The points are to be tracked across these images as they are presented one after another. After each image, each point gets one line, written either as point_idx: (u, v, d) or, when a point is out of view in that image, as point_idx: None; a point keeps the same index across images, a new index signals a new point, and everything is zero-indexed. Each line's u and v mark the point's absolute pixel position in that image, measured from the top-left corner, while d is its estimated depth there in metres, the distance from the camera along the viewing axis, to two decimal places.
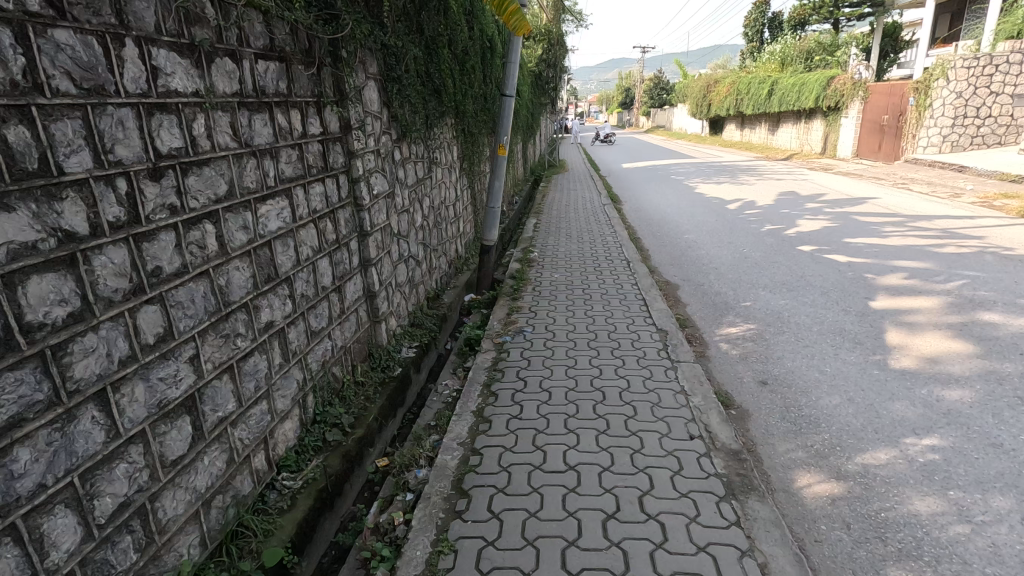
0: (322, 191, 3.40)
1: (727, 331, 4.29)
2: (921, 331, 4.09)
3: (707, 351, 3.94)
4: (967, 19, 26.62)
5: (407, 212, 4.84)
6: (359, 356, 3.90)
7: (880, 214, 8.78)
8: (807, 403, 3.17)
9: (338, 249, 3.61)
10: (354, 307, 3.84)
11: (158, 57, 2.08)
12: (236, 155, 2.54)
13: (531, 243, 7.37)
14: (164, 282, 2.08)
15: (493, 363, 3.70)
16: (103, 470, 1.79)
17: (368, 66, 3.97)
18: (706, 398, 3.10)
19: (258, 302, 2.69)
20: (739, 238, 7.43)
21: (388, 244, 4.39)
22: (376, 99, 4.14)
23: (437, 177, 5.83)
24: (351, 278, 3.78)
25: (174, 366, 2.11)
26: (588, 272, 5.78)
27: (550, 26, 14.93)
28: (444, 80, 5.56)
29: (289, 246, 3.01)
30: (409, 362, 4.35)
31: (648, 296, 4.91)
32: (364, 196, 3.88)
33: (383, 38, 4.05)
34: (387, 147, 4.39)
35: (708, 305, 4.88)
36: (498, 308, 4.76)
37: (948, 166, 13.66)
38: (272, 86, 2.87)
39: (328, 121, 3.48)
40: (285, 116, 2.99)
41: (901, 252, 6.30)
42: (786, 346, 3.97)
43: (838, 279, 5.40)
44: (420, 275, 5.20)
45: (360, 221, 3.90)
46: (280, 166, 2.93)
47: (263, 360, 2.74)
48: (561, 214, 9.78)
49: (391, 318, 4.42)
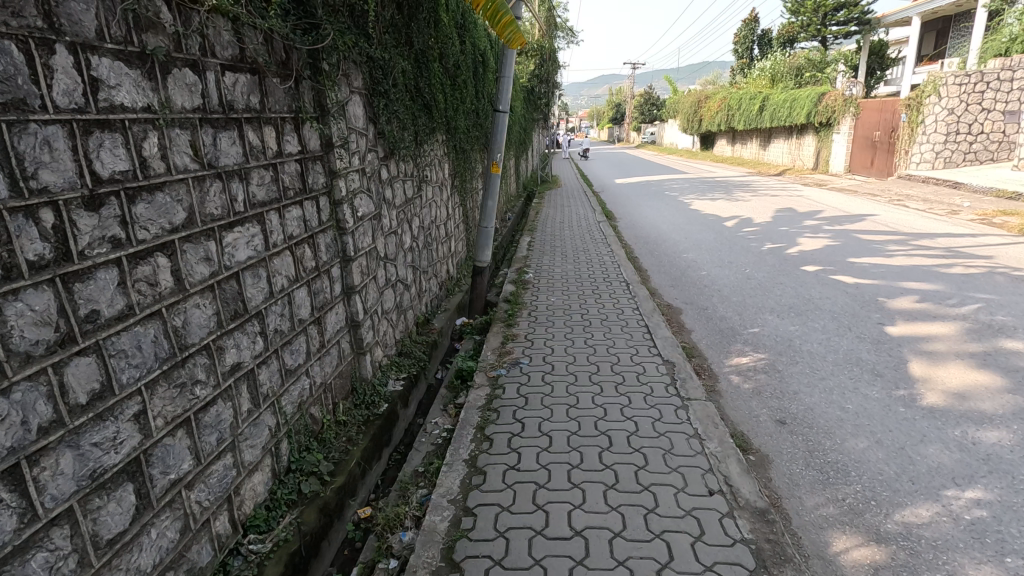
0: (299, 215, 3.11)
1: (737, 362, 4.02)
2: (943, 361, 3.84)
3: (718, 385, 3.67)
4: (953, 37, 27.00)
5: (395, 234, 4.56)
6: (341, 393, 3.58)
7: (881, 232, 8.61)
8: (832, 447, 2.89)
9: (318, 277, 3.31)
10: (335, 340, 3.53)
11: (100, 67, 1.79)
12: (197, 178, 2.25)
13: (525, 263, 7.09)
14: (102, 329, 1.77)
15: (487, 401, 3.39)
16: (12, 565, 1.47)
17: (352, 80, 3.71)
18: (722, 443, 2.81)
19: (223, 343, 2.38)
20: (739, 257, 7.20)
21: (374, 269, 4.10)
22: (361, 115, 3.88)
23: (427, 196, 5.57)
24: (332, 308, 3.47)
25: (113, 428, 1.79)
26: (585, 295, 5.51)
27: (543, 41, 14.85)
28: (434, 95, 5.32)
29: (260, 277, 2.70)
30: (396, 396, 4.03)
31: (651, 322, 4.64)
32: (347, 218, 3.60)
33: (369, 50, 3.79)
34: (373, 166, 4.11)
35: (714, 332, 4.62)
36: (492, 336, 4.46)
37: (942, 182, 13.62)
38: (242, 101, 2.59)
39: (307, 139, 3.20)
40: (257, 133, 2.71)
41: (908, 273, 6.08)
42: (802, 378, 3.70)
43: (848, 302, 5.16)
44: (409, 301, 4.90)
45: (342, 246, 3.62)
46: (251, 188, 2.64)
47: (229, 408, 2.42)
48: (555, 232, 9.53)
49: (377, 349, 4.11)
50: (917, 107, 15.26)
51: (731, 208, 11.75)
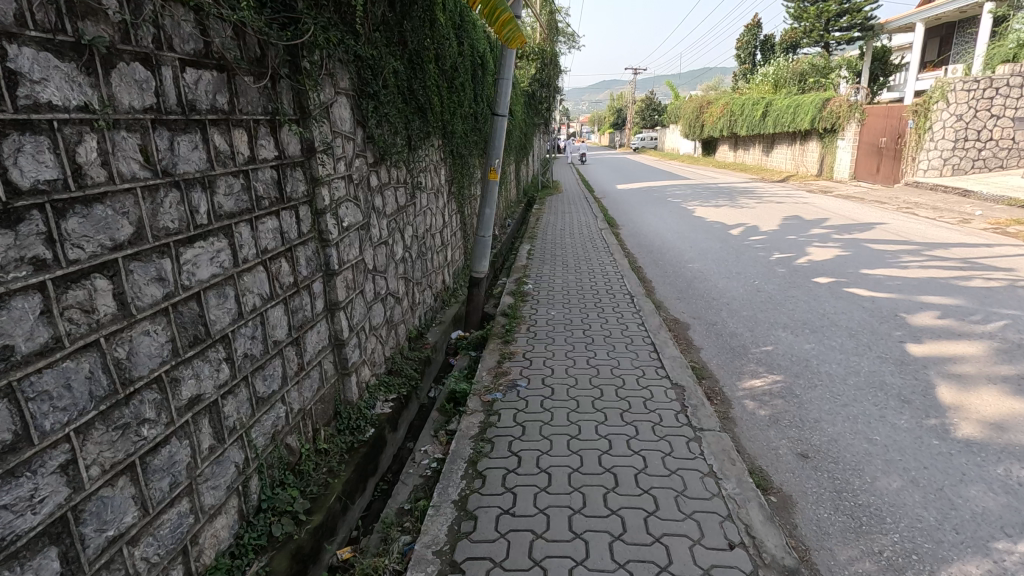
0: (275, 226, 2.84)
1: (751, 385, 3.73)
2: (974, 385, 3.56)
3: (731, 411, 3.39)
4: (956, 44, 26.90)
5: (386, 244, 4.29)
6: (322, 419, 3.31)
7: (892, 241, 8.34)
8: (862, 488, 2.60)
9: (296, 294, 3.03)
10: (316, 362, 3.26)
11: (20, 58, 1.52)
12: (149, 188, 1.98)
13: (525, 273, 6.82)
14: (17, 368, 1.50)
15: (481, 430, 3.10)
16: None
17: (338, 80, 3.45)
18: (741, 484, 2.52)
19: (178, 373, 2.10)
20: (747, 268, 6.93)
21: (361, 283, 3.82)
22: (348, 118, 3.62)
23: (422, 203, 5.31)
24: (312, 326, 3.20)
25: (29, 485, 1.52)
26: (587, 308, 5.23)
27: (544, 45, 14.68)
28: (429, 97, 5.07)
29: (226, 297, 2.42)
30: (383, 419, 3.75)
31: (657, 338, 4.36)
32: (330, 230, 3.33)
33: (357, 49, 3.54)
34: (362, 173, 3.85)
35: (724, 350, 4.34)
36: (488, 354, 4.18)
37: (950, 189, 13.35)
38: (207, 101, 2.32)
39: (285, 143, 2.93)
40: (225, 136, 2.43)
41: (926, 286, 5.80)
42: (822, 404, 3.41)
43: (865, 317, 4.89)
44: (400, 315, 4.62)
45: (325, 259, 3.35)
46: (217, 198, 2.36)
47: (185, 446, 2.14)
48: (555, 239, 9.27)
49: (363, 369, 3.83)
50: (924, 112, 14.91)
51: (736, 215, 11.49)
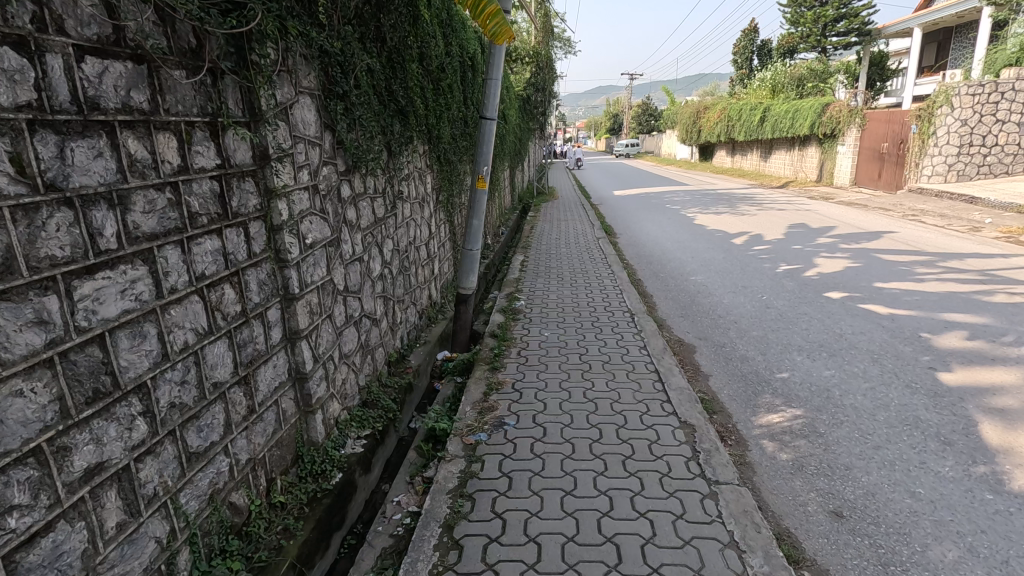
0: (217, 246, 2.42)
1: (768, 421, 3.32)
2: (1022, 423, 3.16)
3: (749, 455, 2.97)
4: (954, 49, 26.71)
5: (359, 262, 3.86)
6: (279, 466, 2.88)
7: (904, 252, 7.95)
8: (911, 560, 2.19)
9: (243, 325, 2.60)
10: (272, 402, 2.83)
11: None
12: (21, 207, 1.56)
13: (518, 287, 6.40)
14: None
15: (460, 482, 2.67)
16: None
17: (300, 79, 3.04)
18: (770, 559, 2.10)
19: (69, 440, 1.67)
20: (753, 280, 6.53)
21: (329, 307, 3.39)
22: (313, 121, 3.21)
23: (404, 214, 4.90)
24: (265, 361, 2.77)
25: None
26: (584, 329, 4.82)
27: (539, 47, 14.18)
28: (411, 99, 4.66)
29: (144, 337, 1.98)
30: (353, 461, 3.31)
31: (661, 365, 3.93)
32: (289, 248, 2.90)
33: (322, 43, 3.13)
34: (330, 182, 3.43)
35: (735, 377, 3.92)
36: (474, 383, 3.75)
37: (956, 196, 13.02)
38: (118, 98, 1.89)
39: (229, 149, 2.50)
40: (145, 142, 2.01)
41: (948, 302, 5.40)
42: (852, 447, 2.99)
43: (887, 338, 4.48)
44: (378, 338, 4.19)
45: (283, 283, 2.93)
46: (132, 216, 1.93)
47: (79, 530, 1.70)
48: (550, 249, 8.87)
49: (331, 403, 3.39)
50: (927, 117, 14.61)
51: (737, 223, 11.10)
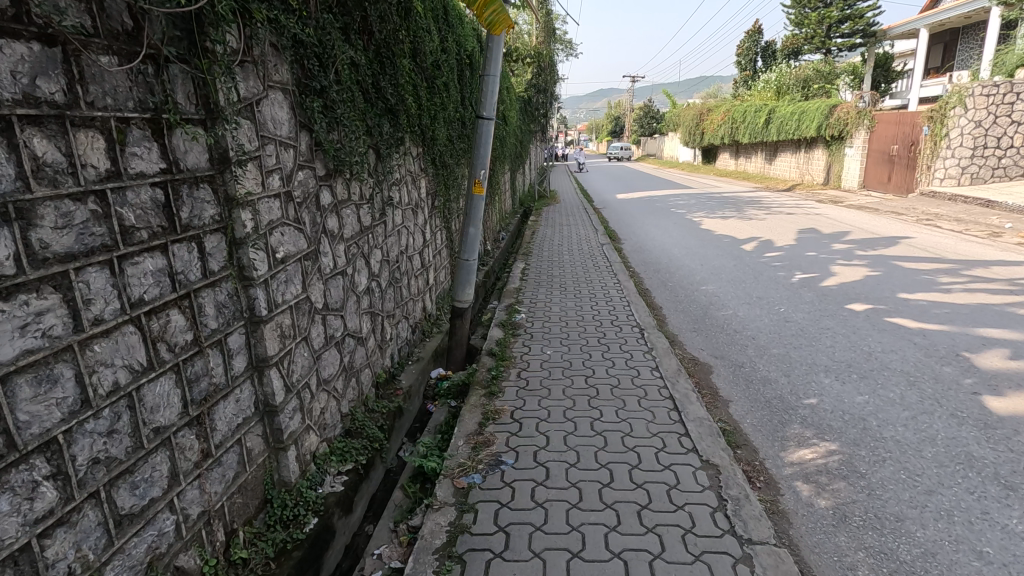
0: (160, 265, 2.05)
1: (801, 457, 2.94)
2: None
3: (783, 502, 2.59)
4: (961, 50, 26.34)
5: (342, 276, 3.50)
6: (242, 515, 2.50)
7: (925, 259, 7.56)
8: None
9: (196, 356, 2.22)
10: (234, 442, 2.46)
11: None
12: None
13: (518, 298, 6.03)
14: None
15: (449, 539, 2.28)
16: None
17: (269, 72, 2.68)
18: None
19: None
20: (768, 290, 6.15)
21: (305, 328, 3.01)
22: (285, 120, 2.84)
23: (395, 221, 4.53)
24: (224, 395, 2.39)
25: None
26: (590, 346, 4.45)
27: (540, 47, 13.79)
28: (402, 97, 4.31)
29: (56, 381, 1.62)
30: (331, 503, 2.93)
31: (676, 390, 3.55)
32: (254, 265, 2.54)
33: (295, 31, 2.77)
34: (307, 189, 3.07)
35: (758, 404, 3.54)
36: (468, 412, 3.37)
37: (971, 200, 12.61)
38: (19, 87, 1.53)
39: (177, 151, 2.14)
40: (57, 143, 1.65)
41: (982, 315, 5.02)
42: (900, 492, 2.60)
43: (922, 357, 4.10)
44: (363, 359, 3.82)
45: (249, 304, 2.55)
46: (37, 233, 1.58)
47: None
48: (552, 256, 8.50)
49: (307, 437, 3.01)
50: (940, 118, 14.26)
51: (745, 228, 10.72)
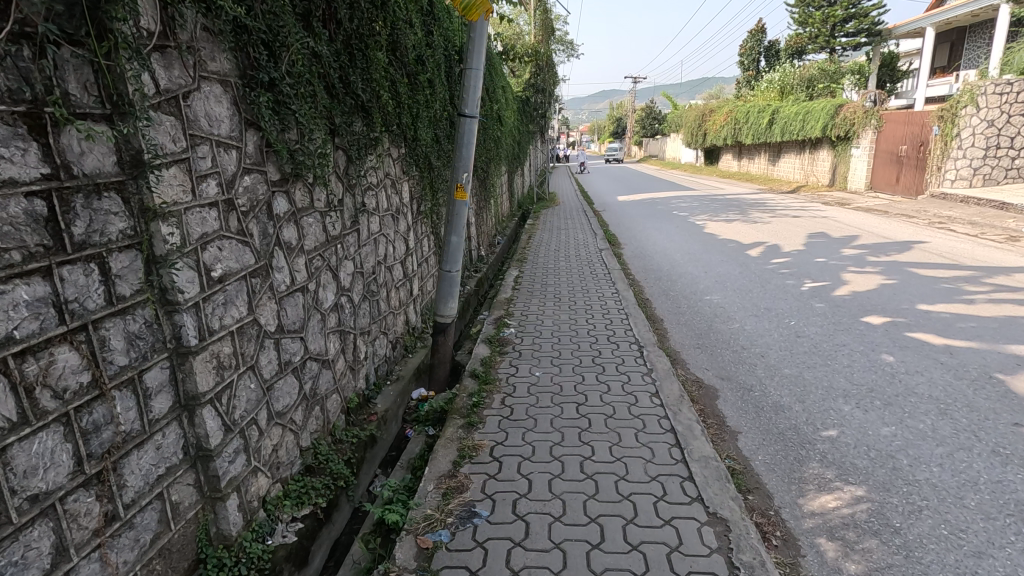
0: (40, 294, 1.66)
1: (822, 506, 2.54)
2: None
3: (806, 567, 2.18)
4: (968, 48, 25.93)
5: (302, 293, 3.11)
6: None
7: (942, 265, 7.15)
8: None
9: (96, 401, 1.83)
10: (152, 498, 2.07)
11: None
12: None
13: (509, 309, 5.64)
14: None
15: None
16: None
17: (201, 60, 2.31)
18: None
19: None
20: (777, 301, 5.75)
21: (251, 356, 2.62)
22: (224, 116, 2.46)
23: (371, 228, 4.16)
24: (138, 444, 2.00)
25: None
26: (584, 367, 4.04)
27: (539, 46, 13.45)
28: (376, 92, 3.92)
29: None
30: (280, 559, 2.53)
31: (679, 421, 3.15)
32: (180, 286, 2.15)
33: (234, 14, 2.38)
34: (256, 196, 2.69)
35: (771, 437, 3.14)
36: (442, 448, 2.97)
37: (985, 202, 12.21)
38: None
39: (70, 152, 1.76)
40: None
41: (1010, 329, 4.62)
42: (943, 554, 2.20)
43: (952, 379, 3.69)
44: (330, 384, 3.43)
45: (174, 332, 2.17)
46: None
47: None
48: (548, 263, 8.11)
49: (255, 480, 2.62)
50: (950, 118, 13.80)
51: (751, 232, 10.31)
